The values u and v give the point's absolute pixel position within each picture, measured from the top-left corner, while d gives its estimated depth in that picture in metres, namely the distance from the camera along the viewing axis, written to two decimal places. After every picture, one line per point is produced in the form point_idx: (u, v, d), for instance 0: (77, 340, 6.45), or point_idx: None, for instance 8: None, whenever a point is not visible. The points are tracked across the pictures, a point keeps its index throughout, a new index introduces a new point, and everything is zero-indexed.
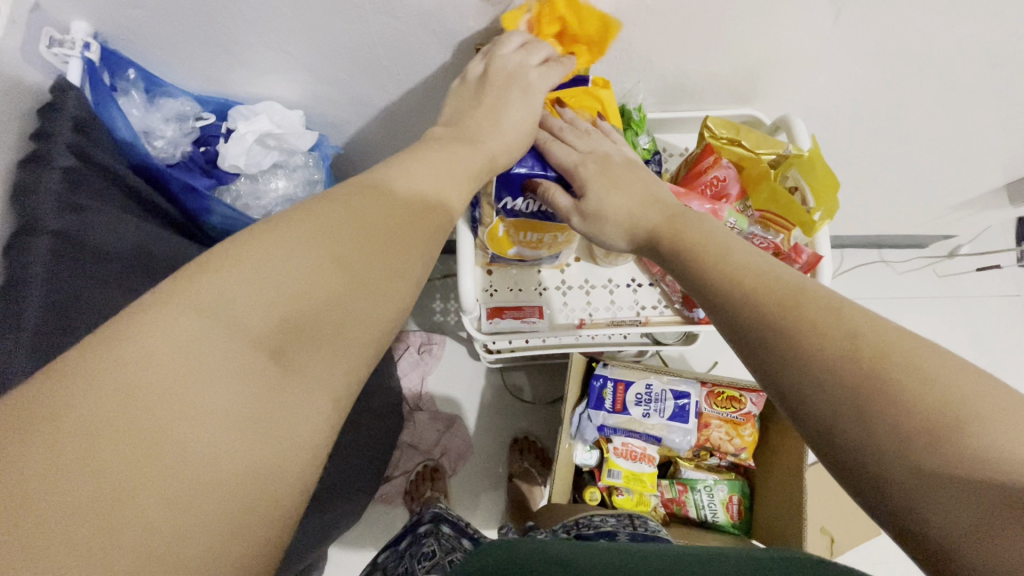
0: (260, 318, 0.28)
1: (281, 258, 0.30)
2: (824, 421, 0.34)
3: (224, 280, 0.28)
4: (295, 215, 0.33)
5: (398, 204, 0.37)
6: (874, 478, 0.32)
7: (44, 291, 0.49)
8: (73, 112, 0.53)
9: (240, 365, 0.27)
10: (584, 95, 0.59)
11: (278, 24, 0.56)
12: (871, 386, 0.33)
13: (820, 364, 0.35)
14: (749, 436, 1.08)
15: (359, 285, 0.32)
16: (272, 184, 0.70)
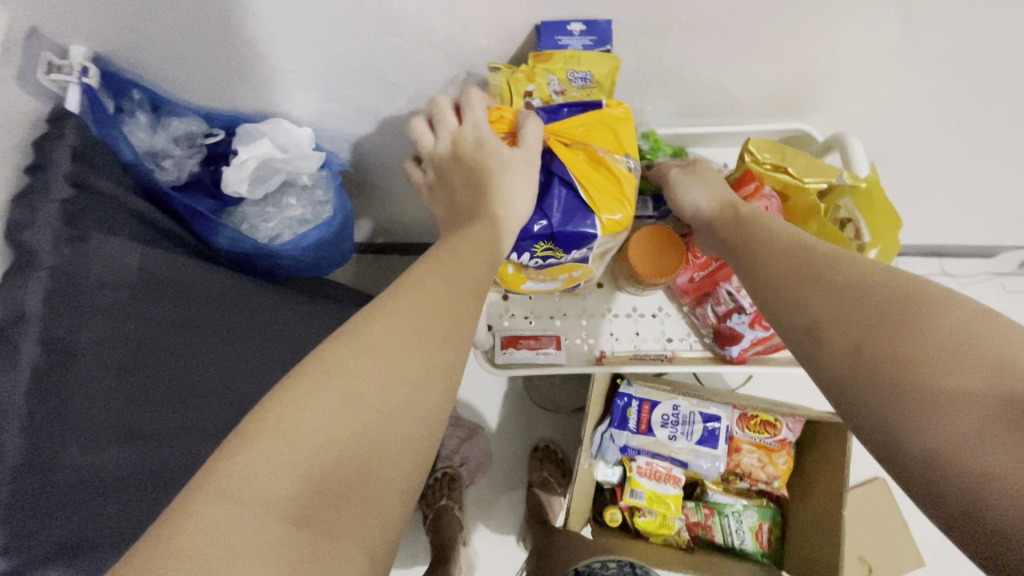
0: (286, 485, 0.31)
1: (305, 427, 0.33)
2: (849, 339, 0.37)
3: (248, 460, 0.31)
4: (318, 371, 0.35)
5: (408, 310, 0.39)
6: (876, 400, 0.34)
7: (42, 328, 0.49)
8: (72, 141, 0.51)
9: (273, 536, 0.30)
10: (595, 124, 0.52)
11: (280, 42, 0.53)
12: (889, 314, 0.36)
13: (844, 301, 0.38)
14: (784, 464, 1.01)
15: (381, 430, 0.34)
16: (285, 204, 0.68)
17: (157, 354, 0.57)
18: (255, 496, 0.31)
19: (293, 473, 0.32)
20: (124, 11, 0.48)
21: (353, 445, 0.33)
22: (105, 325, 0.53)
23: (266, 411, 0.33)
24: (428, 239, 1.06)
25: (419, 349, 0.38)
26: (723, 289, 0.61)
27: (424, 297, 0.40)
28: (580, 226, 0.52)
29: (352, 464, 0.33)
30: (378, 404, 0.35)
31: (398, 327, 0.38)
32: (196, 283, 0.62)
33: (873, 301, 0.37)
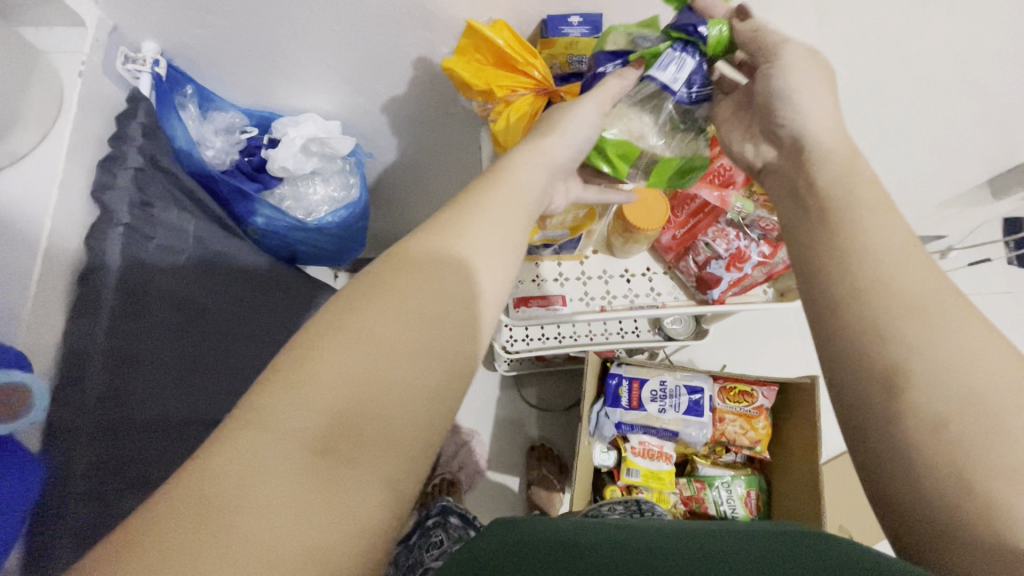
0: (309, 419, 0.30)
1: (330, 359, 0.32)
2: (929, 418, 0.31)
3: (275, 395, 0.31)
4: (341, 312, 0.34)
5: (428, 258, 0.37)
6: (924, 487, 0.31)
7: (118, 277, 0.54)
8: (144, 117, 0.59)
9: (294, 467, 0.29)
10: None
11: (323, 40, 0.63)
12: (992, 414, 0.30)
13: (954, 371, 0.32)
14: (763, 428, 1.11)
15: (404, 364, 0.33)
16: (311, 189, 0.75)
17: (205, 316, 0.63)
18: (277, 428, 0.30)
19: (316, 405, 0.31)
20: (199, 10, 0.57)
21: (372, 380, 0.32)
22: (163, 284, 0.59)
23: (291, 352, 0.33)
24: None
25: (435, 288, 0.36)
26: (701, 241, 0.73)
27: (446, 234, 0.39)
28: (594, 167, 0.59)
29: (371, 400, 0.32)
30: (401, 341, 0.33)
31: (421, 269, 0.36)
32: (235, 256, 0.69)
33: (971, 385, 0.31)
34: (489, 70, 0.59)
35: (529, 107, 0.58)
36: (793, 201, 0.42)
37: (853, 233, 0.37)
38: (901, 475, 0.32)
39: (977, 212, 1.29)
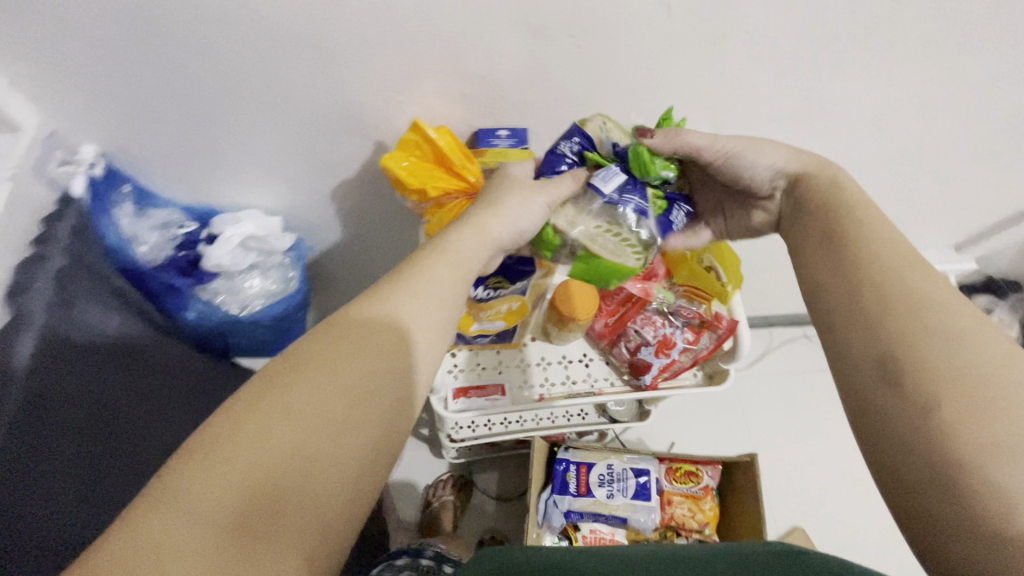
0: (227, 497, 0.31)
1: (244, 437, 0.33)
2: (929, 395, 0.36)
3: (190, 473, 0.31)
4: (259, 390, 0.35)
5: (356, 329, 0.40)
6: (927, 469, 0.35)
7: (23, 385, 0.50)
8: (73, 220, 0.60)
9: (211, 545, 0.30)
10: None
11: (268, 145, 0.66)
12: (972, 395, 0.35)
13: (928, 358, 0.38)
14: (710, 510, 1.11)
15: (324, 433, 0.35)
16: (249, 282, 0.74)
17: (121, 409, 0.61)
18: (190, 503, 0.31)
19: (230, 482, 0.31)
20: (144, 115, 0.60)
21: (294, 454, 0.33)
22: (75, 382, 0.56)
23: (205, 432, 0.33)
24: None
25: (361, 363, 0.38)
26: (631, 328, 0.76)
27: (377, 313, 0.41)
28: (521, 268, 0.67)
29: (292, 474, 0.33)
30: (324, 415, 0.35)
31: (346, 343, 0.39)
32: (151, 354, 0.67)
33: (947, 368, 0.37)
34: (429, 169, 0.63)
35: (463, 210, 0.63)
36: (811, 226, 0.51)
37: (852, 242, 0.47)
38: (908, 465, 0.36)
39: None
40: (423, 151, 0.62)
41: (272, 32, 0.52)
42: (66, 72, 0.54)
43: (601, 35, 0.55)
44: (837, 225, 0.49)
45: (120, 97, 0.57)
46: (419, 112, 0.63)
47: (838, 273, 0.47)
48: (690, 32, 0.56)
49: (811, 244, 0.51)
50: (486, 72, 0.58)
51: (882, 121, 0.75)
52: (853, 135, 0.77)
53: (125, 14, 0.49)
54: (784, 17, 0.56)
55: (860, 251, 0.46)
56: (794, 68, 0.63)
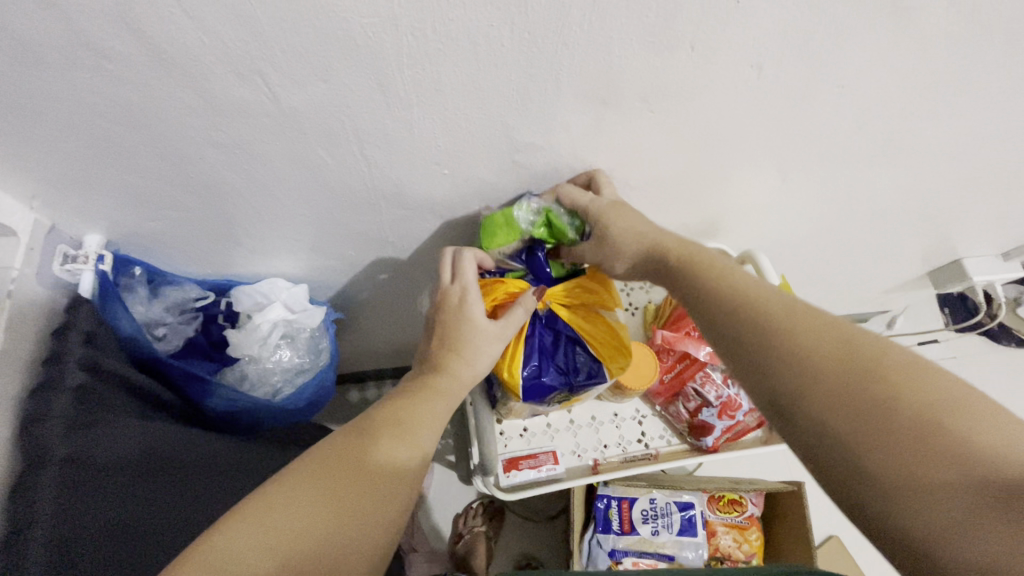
0: (264, 558, 0.35)
1: (284, 507, 0.38)
2: (867, 425, 0.35)
3: (236, 535, 0.35)
4: (295, 471, 0.41)
5: (370, 436, 0.45)
6: (877, 494, 0.33)
7: (49, 530, 0.45)
8: (85, 326, 0.53)
9: None
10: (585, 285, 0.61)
11: (292, 219, 0.59)
12: (861, 399, 0.35)
13: (813, 369, 0.37)
14: (756, 540, 1.08)
15: (348, 513, 0.39)
16: (277, 358, 0.68)
17: (163, 528, 0.53)
18: (235, 564, 0.34)
19: (272, 547, 0.35)
20: (155, 206, 0.54)
21: (327, 533, 0.38)
22: (112, 510, 0.50)
23: (250, 500, 0.38)
24: (397, 362, 1.17)
25: (377, 462, 0.43)
26: (690, 387, 0.72)
27: (384, 431, 0.46)
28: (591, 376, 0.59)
29: (320, 553, 0.37)
30: (352, 499, 0.40)
31: (362, 442, 0.44)
32: (191, 458, 0.59)
33: (830, 372, 0.37)
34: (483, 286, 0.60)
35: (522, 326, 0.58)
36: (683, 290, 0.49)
37: (718, 288, 0.46)
38: (846, 485, 0.35)
39: (915, 294, 1.38)
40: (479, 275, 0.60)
41: (303, 120, 0.45)
42: (65, 173, 0.48)
43: (675, 98, 0.48)
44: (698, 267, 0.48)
45: (126, 188, 0.51)
46: (464, 183, 0.56)
47: (698, 308, 0.46)
48: (773, 89, 0.50)
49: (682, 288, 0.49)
50: (541, 141, 0.51)
51: (959, 154, 0.69)
52: (925, 166, 0.71)
53: (132, 114, 0.42)
54: (882, 67, 0.49)
55: (704, 284, 0.47)
56: (882, 112, 0.56)
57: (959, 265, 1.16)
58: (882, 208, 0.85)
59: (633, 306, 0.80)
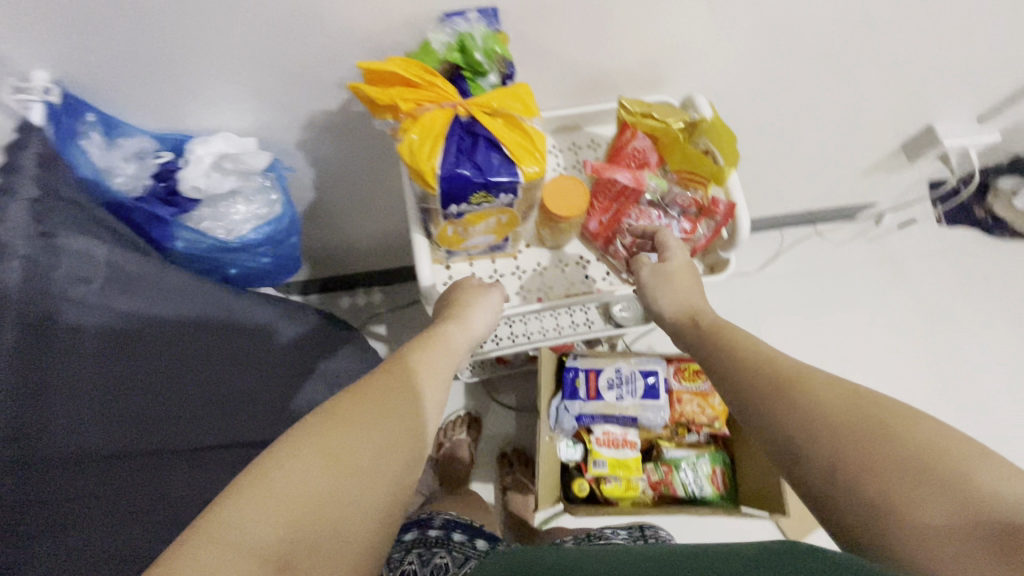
0: (270, 530, 0.40)
1: (290, 475, 0.42)
2: (861, 474, 0.41)
3: (240, 508, 0.40)
4: (299, 437, 0.45)
5: (370, 400, 0.50)
6: (870, 529, 0.39)
7: (16, 316, 0.54)
8: (37, 149, 0.59)
9: (254, 574, 0.38)
10: (506, 94, 0.56)
11: (222, 55, 0.63)
12: (868, 449, 0.41)
13: (824, 421, 0.45)
14: (719, 405, 1.13)
15: (349, 476, 0.44)
16: (232, 209, 0.73)
17: (134, 350, 0.61)
18: (239, 536, 0.39)
19: (278, 518, 0.40)
20: (85, 37, 0.57)
21: (327, 497, 0.43)
22: (81, 314, 0.58)
23: (252, 471, 0.42)
24: (373, 250, 1.22)
25: (379, 425, 0.49)
26: (626, 224, 0.74)
27: (382, 399, 0.51)
28: (508, 178, 0.54)
29: (324, 520, 0.42)
30: (352, 463, 0.45)
31: (363, 408, 0.49)
32: (161, 279, 0.66)
33: (833, 424, 0.44)
34: (396, 88, 0.56)
35: (434, 122, 0.54)
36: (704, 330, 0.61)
37: (736, 349, 0.56)
38: (845, 512, 0.41)
39: (895, 177, 1.35)
40: (393, 78, 0.56)
41: None
42: None
43: None
44: (729, 341, 0.58)
45: (52, 14, 0.54)
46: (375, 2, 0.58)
47: (733, 367, 0.55)
48: None
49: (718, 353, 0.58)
50: None
51: None
52: None
53: None
54: None
55: (739, 361, 0.55)
56: None
57: (931, 132, 1.12)
58: (834, 54, 0.82)
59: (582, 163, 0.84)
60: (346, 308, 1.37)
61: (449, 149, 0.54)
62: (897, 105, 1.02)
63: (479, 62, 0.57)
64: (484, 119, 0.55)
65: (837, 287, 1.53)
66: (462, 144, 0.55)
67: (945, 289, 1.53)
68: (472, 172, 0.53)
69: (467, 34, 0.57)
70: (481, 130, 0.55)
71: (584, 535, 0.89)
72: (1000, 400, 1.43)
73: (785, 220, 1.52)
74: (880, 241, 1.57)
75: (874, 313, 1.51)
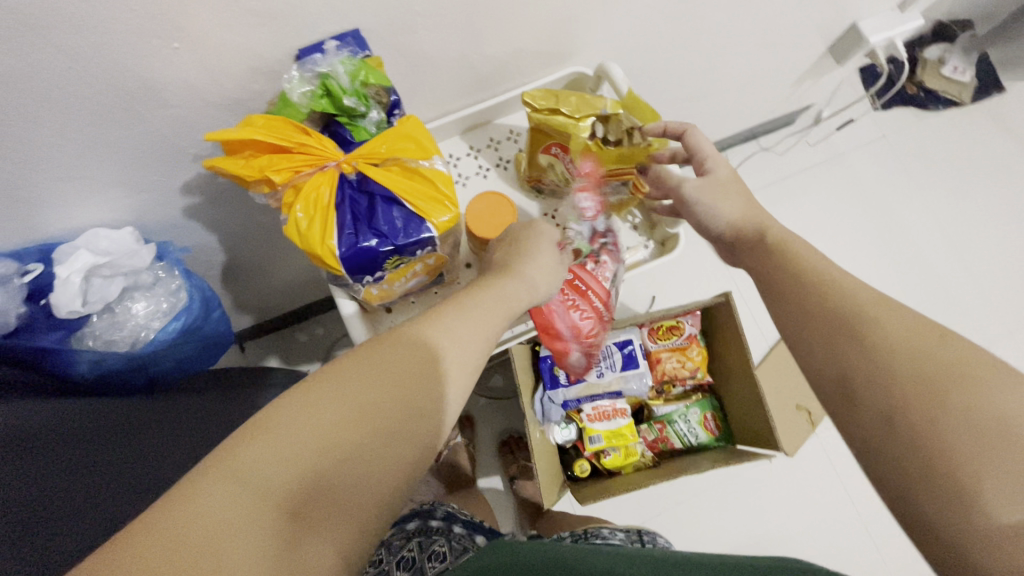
0: (280, 476, 0.35)
1: (307, 419, 0.37)
2: (930, 414, 0.39)
3: (256, 449, 0.36)
4: (324, 380, 0.40)
5: (402, 348, 0.44)
6: (908, 481, 0.39)
7: None
8: None
9: (259, 524, 0.34)
10: (394, 137, 0.50)
11: (56, 154, 0.54)
12: (932, 422, 0.39)
13: (884, 359, 0.43)
14: (698, 355, 1.13)
15: (373, 436, 0.39)
16: (132, 309, 0.65)
17: (68, 461, 0.52)
18: (249, 475, 0.35)
19: (293, 467, 0.36)
20: None
21: (350, 453, 0.38)
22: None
23: (274, 408, 0.38)
24: (316, 284, 1.13)
25: (411, 384, 0.42)
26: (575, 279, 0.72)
27: (414, 352, 0.45)
28: (419, 236, 0.49)
29: (342, 475, 0.37)
30: (376, 423, 0.39)
31: (392, 358, 0.43)
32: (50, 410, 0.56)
33: (900, 370, 0.42)
34: (264, 157, 0.48)
35: (321, 191, 0.48)
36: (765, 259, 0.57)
37: (786, 273, 0.54)
38: (890, 450, 0.41)
39: (830, 77, 1.29)
40: (255, 145, 0.48)
41: None
42: None
43: None
44: (790, 266, 0.54)
45: None
46: (212, 55, 0.49)
47: (793, 282, 0.53)
48: None
49: (767, 279, 0.56)
50: None
51: None
52: None
53: None
54: None
55: (796, 277, 0.53)
56: None
57: (855, 29, 1.06)
58: None
59: (505, 160, 0.78)
60: (304, 340, 1.28)
61: (345, 220, 0.48)
62: (820, 8, 0.95)
63: (353, 105, 0.50)
64: (378, 173, 0.49)
65: (788, 199, 1.48)
66: (358, 208, 0.49)
67: (892, 178, 1.49)
68: (377, 241, 0.48)
69: (326, 72, 0.47)
70: (376, 187, 0.49)
71: (581, 534, 0.93)
72: (956, 278, 1.43)
73: (728, 140, 1.45)
74: (825, 141, 1.51)
75: (828, 217, 1.47)
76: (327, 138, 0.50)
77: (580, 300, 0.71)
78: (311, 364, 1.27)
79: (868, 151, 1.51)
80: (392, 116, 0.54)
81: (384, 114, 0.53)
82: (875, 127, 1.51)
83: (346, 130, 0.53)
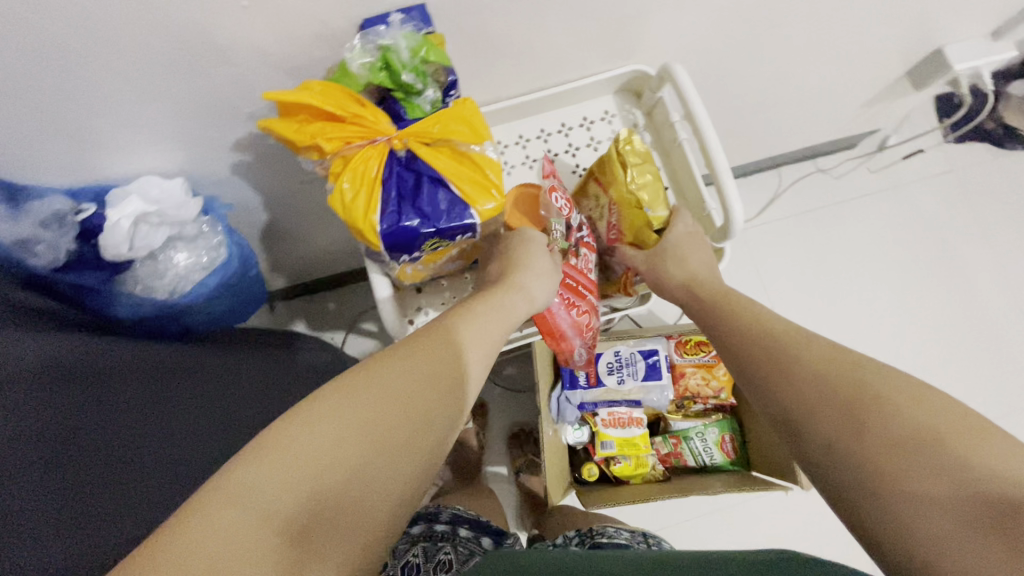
0: (287, 494, 0.34)
1: (315, 433, 0.36)
2: (904, 480, 0.38)
3: (261, 468, 0.34)
4: (330, 394, 0.40)
5: (406, 364, 0.44)
6: (891, 526, 0.37)
7: None
8: None
9: (265, 546, 0.32)
10: (446, 118, 0.49)
11: (119, 100, 0.55)
12: (894, 455, 0.39)
13: (858, 437, 0.41)
14: (723, 375, 1.10)
15: (381, 451, 0.38)
16: (174, 259, 0.66)
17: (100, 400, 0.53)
18: (253, 495, 0.33)
19: (298, 485, 0.34)
20: None
21: (357, 467, 0.37)
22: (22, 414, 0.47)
23: (279, 425, 0.37)
24: (349, 255, 1.14)
25: (415, 394, 0.42)
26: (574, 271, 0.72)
27: (420, 365, 0.44)
28: (460, 221, 0.48)
29: (347, 495, 0.36)
30: (383, 437, 0.39)
31: (398, 372, 0.43)
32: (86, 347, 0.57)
33: (868, 436, 0.41)
34: (317, 123, 0.48)
35: (369, 164, 0.48)
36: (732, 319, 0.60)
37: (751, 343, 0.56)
38: (885, 537, 0.37)
39: (903, 103, 1.22)
40: (310, 112, 0.48)
41: None
42: None
43: None
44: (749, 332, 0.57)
45: None
46: (278, 18, 0.49)
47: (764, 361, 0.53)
48: None
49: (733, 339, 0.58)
50: None
51: None
52: None
53: None
54: None
55: (770, 350, 0.53)
56: None
57: (939, 55, 1.00)
58: None
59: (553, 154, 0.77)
60: (332, 308, 1.30)
61: (389, 197, 0.47)
62: (905, 28, 0.89)
63: (412, 83, 0.49)
64: (428, 153, 0.49)
65: (840, 225, 1.41)
66: (403, 185, 0.48)
67: (955, 215, 1.41)
68: (418, 222, 0.47)
69: (390, 46, 0.47)
70: (423, 166, 0.49)
71: (583, 535, 0.90)
72: (1012, 328, 1.35)
73: (783, 158, 1.38)
74: (887, 169, 1.43)
75: (880, 249, 1.40)
76: (381, 111, 0.50)
77: (579, 299, 0.71)
78: (336, 333, 1.29)
79: (932, 185, 1.42)
80: (447, 97, 0.54)
81: (440, 93, 0.53)
82: (944, 160, 1.42)
83: (400, 106, 0.52)
